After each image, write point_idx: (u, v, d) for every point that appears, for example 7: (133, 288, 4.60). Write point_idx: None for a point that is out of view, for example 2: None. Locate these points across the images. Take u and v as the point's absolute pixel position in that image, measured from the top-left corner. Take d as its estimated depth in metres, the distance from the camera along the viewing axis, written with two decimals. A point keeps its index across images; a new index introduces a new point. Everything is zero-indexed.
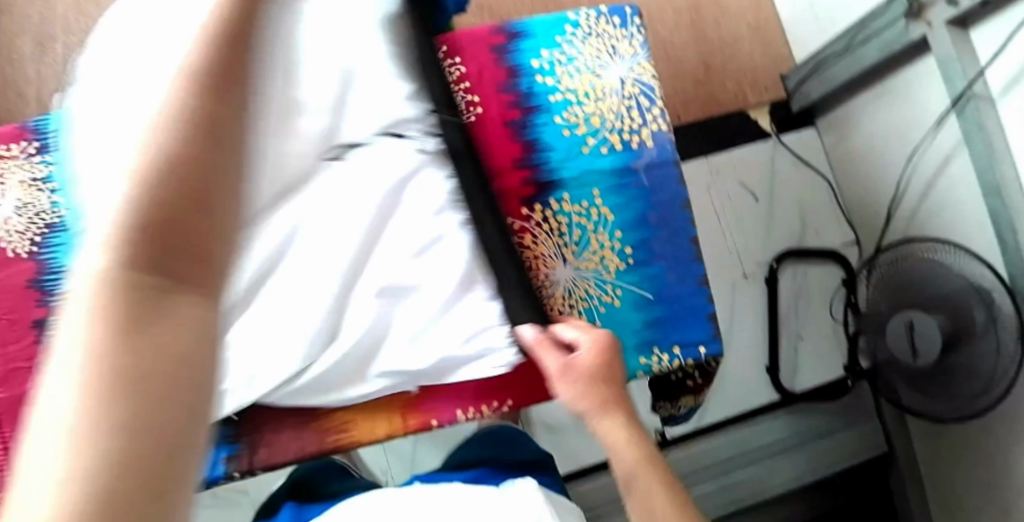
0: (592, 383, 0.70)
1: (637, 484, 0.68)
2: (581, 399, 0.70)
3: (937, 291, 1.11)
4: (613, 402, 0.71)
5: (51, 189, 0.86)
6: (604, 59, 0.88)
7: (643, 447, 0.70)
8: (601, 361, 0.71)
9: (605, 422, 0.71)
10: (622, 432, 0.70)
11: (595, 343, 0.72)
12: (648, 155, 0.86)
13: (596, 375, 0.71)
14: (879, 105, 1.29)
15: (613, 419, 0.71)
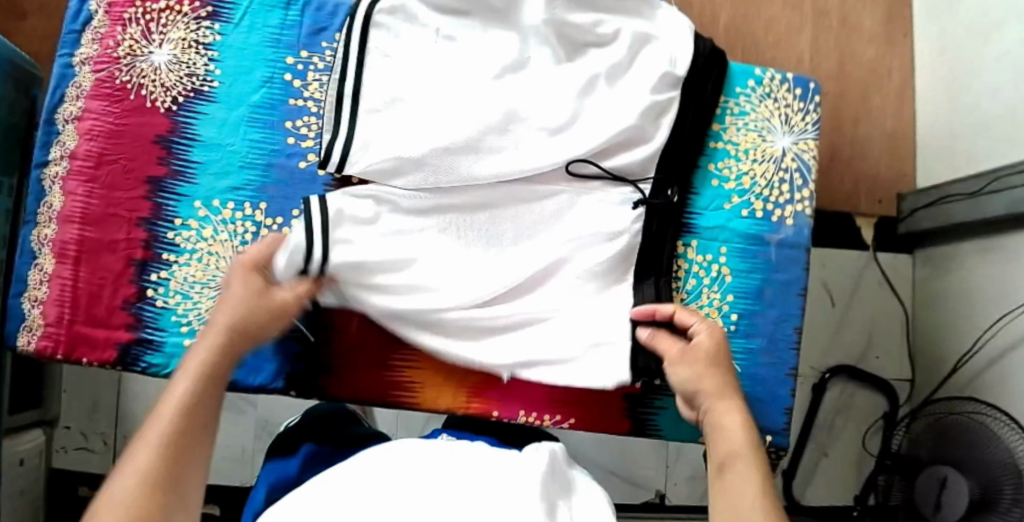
0: (711, 367, 0.72)
1: (730, 468, 0.62)
2: (699, 377, 0.72)
3: (978, 456, 1.08)
4: (731, 388, 0.70)
5: (211, 56, 0.86)
6: (774, 124, 0.88)
7: (754, 441, 0.65)
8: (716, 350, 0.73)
9: (719, 406, 0.69)
10: (736, 418, 0.67)
11: (712, 331, 0.75)
12: (783, 233, 0.85)
13: (714, 362, 0.72)
14: (981, 258, 1.27)
15: (728, 401, 0.69)
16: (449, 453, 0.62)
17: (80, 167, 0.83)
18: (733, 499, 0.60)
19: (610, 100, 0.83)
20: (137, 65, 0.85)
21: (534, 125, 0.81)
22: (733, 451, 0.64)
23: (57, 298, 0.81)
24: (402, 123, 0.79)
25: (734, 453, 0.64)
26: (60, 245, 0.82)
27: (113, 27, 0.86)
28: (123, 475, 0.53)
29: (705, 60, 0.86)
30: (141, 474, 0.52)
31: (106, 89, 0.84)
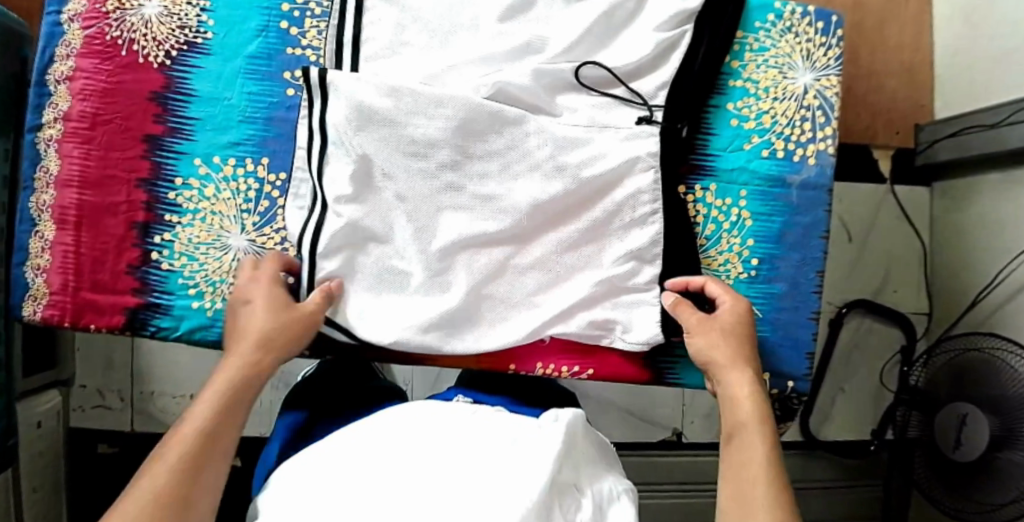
0: (727, 337, 0.71)
1: (740, 441, 0.62)
2: (713, 347, 0.71)
3: (995, 392, 1.09)
4: (742, 360, 0.69)
5: (202, 6, 0.82)
6: (795, 60, 0.84)
7: (764, 410, 0.64)
8: (741, 325, 0.72)
9: (729, 377, 0.68)
10: (747, 387, 0.66)
11: (735, 310, 0.73)
12: (805, 173, 0.82)
13: (731, 333, 0.71)
14: (1003, 190, 1.24)
15: (740, 372, 0.68)
16: (469, 416, 0.60)
17: (74, 129, 0.81)
18: (745, 460, 0.60)
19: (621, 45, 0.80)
20: (128, 18, 0.82)
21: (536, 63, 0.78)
22: (735, 425, 0.64)
23: (60, 266, 0.80)
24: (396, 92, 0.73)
25: (737, 428, 0.63)
26: (59, 212, 0.80)
27: None
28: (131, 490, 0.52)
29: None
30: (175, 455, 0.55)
31: (98, 46, 0.81)
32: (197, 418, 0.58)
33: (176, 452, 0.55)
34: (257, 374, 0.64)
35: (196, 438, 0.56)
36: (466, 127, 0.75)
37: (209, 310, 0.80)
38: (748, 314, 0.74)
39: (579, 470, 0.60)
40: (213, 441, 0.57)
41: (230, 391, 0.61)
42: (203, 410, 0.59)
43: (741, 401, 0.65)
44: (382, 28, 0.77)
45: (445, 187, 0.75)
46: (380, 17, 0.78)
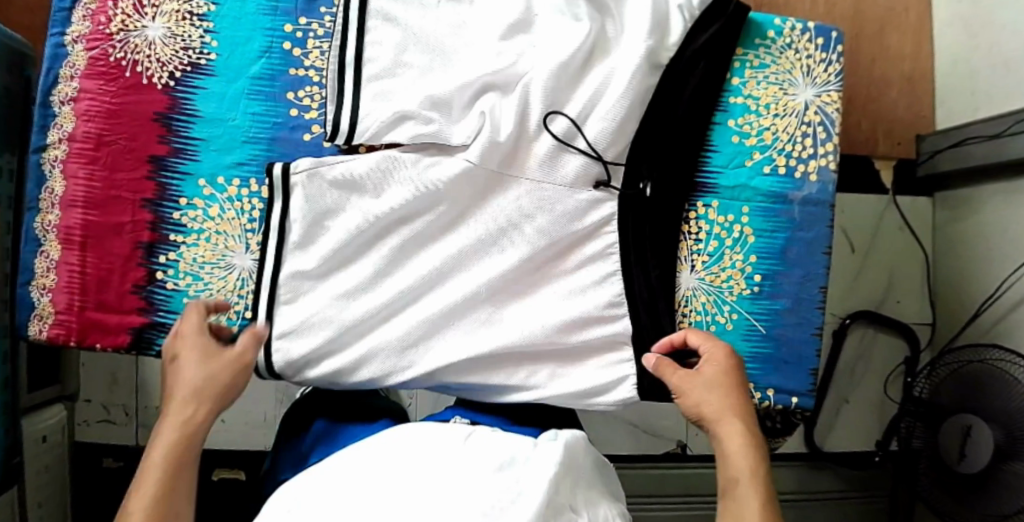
0: (716, 388, 0.68)
1: (737, 510, 0.59)
2: (701, 401, 0.68)
3: (998, 404, 1.09)
4: (733, 409, 0.66)
5: (205, 27, 0.82)
6: (795, 76, 0.84)
7: (756, 461, 0.62)
8: (726, 373, 0.69)
9: (721, 430, 0.66)
10: (737, 428, 0.65)
11: (716, 358, 0.70)
12: (807, 189, 0.82)
13: (718, 384, 0.69)
14: (1004, 200, 1.24)
15: (732, 423, 0.65)
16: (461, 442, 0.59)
17: (79, 149, 0.82)
18: (739, 521, 0.59)
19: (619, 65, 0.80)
20: (131, 40, 0.82)
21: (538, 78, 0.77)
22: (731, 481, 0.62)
23: (66, 286, 0.80)
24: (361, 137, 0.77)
25: (734, 484, 0.61)
26: (65, 232, 0.81)
27: (104, 2, 0.83)
28: None
29: (723, 16, 0.82)
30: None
31: (102, 67, 0.82)
32: (150, 483, 0.59)
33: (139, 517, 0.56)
34: (196, 423, 0.65)
35: (156, 502, 0.58)
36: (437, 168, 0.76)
37: None
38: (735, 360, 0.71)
39: (577, 490, 0.61)
40: (166, 509, 0.58)
41: (176, 448, 0.62)
42: (153, 472, 0.60)
43: (734, 455, 0.63)
44: (384, 47, 0.78)
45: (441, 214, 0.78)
46: (382, 35, 0.78)
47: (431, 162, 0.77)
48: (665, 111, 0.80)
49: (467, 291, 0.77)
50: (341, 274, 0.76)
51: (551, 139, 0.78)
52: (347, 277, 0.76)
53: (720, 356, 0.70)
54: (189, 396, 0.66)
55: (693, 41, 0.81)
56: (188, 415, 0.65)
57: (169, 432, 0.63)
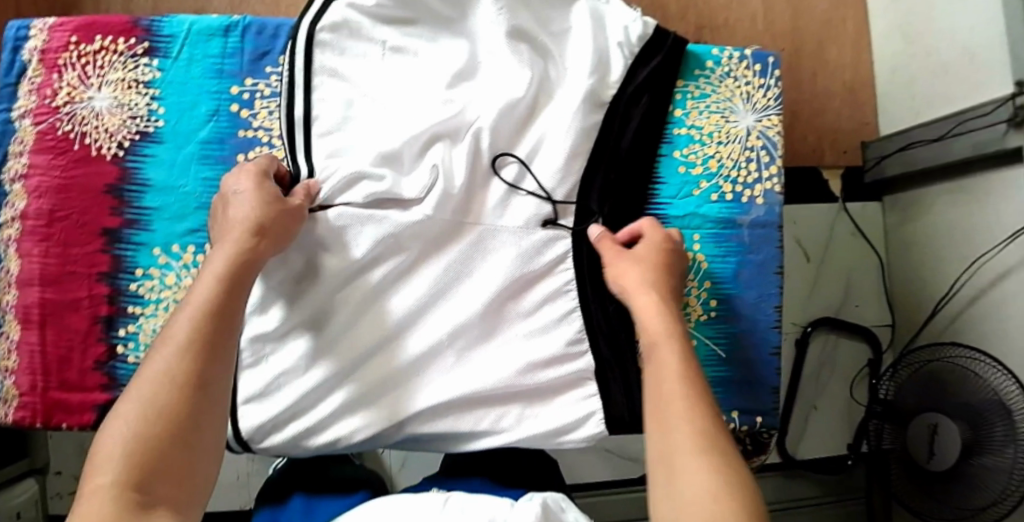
0: (642, 264, 0.73)
1: (661, 378, 0.62)
2: (623, 273, 0.73)
3: (962, 400, 1.13)
4: (652, 282, 0.71)
5: (151, 96, 0.82)
6: (735, 104, 0.86)
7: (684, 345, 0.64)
8: (656, 250, 0.75)
9: (636, 298, 0.71)
10: (647, 294, 0.70)
11: (653, 242, 0.76)
12: (754, 212, 0.85)
13: (646, 261, 0.74)
14: (951, 199, 1.29)
15: (646, 295, 0.70)
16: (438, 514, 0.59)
17: (32, 227, 0.81)
18: (658, 378, 0.62)
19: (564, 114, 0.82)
20: (78, 111, 0.82)
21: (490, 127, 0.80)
22: (649, 342, 0.66)
23: (26, 367, 0.79)
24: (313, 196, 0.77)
25: (653, 345, 0.65)
26: (22, 312, 0.80)
27: (49, 75, 0.82)
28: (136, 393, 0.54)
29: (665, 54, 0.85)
30: (175, 357, 0.56)
31: (50, 141, 0.82)
32: (199, 304, 0.60)
33: (184, 331, 0.58)
34: (250, 255, 0.65)
35: (195, 332, 0.58)
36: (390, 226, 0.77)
37: None
38: (670, 246, 0.76)
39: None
40: (212, 337, 0.58)
41: (225, 285, 0.62)
42: (203, 294, 0.61)
43: (654, 320, 0.67)
44: (332, 104, 0.79)
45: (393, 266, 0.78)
46: (328, 92, 0.79)
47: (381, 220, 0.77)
48: (609, 149, 0.83)
49: (429, 341, 0.77)
50: (302, 334, 0.76)
51: (502, 184, 0.81)
52: (305, 339, 0.76)
53: (657, 239, 0.76)
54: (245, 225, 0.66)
55: (635, 82, 0.83)
56: (243, 246, 0.65)
57: (223, 260, 0.64)
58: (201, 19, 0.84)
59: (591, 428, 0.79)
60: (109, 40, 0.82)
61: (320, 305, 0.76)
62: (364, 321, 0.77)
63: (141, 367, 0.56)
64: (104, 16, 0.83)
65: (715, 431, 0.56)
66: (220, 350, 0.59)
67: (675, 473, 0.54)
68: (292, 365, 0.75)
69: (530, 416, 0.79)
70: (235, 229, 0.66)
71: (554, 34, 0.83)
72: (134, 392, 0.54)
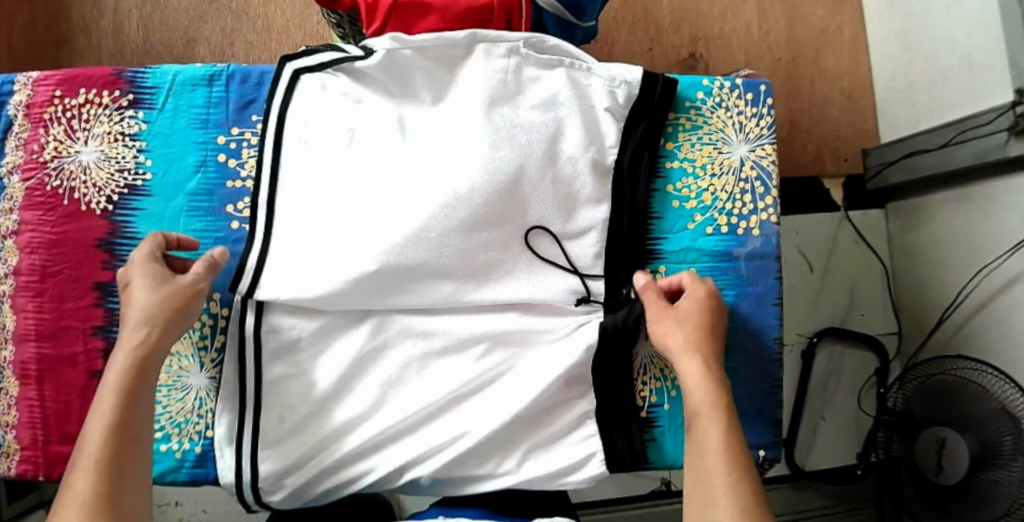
0: (685, 323, 0.72)
1: (697, 425, 0.66)
2: (670, 333, 0.72)
3: (969, 413, 1.11)
4: (693, 344, 0.71)
5: (138, 149, 0.82)
6: (728, 134, 0.85)
7: (716, 394, 0.67)
8: (700, 308, 0.73)
9: (685, 360, 0.70)
10: (684, 332, 0.72)
11: (698, 297, 0.74)
12: (751, 244, 0.84)
13: (687, 318, 0.73)
14: (955, 206, 1.27)
15: (693, 358, 0.70)
16: None
17: (26, 282, 0.81)
18: (699, 448, 0.64)
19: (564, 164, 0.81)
20: (66, 166, 0.82)
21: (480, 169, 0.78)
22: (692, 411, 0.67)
23: (27, 422, 0.80)
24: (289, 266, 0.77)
25: (694, 415, 0.67)
26: (20, 367, 0.80)
27: (35, 130, 0.82)
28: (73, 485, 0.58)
29: (653, 90, 0.84)
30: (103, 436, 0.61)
31: (39, 197, 0.81)
32: (112, 384, 0.64)
33: (108, 418, 0.62)
34: (162, 315, 0.69)
35: (116, 411, 0.63)
36: (377, 286, 0.78)
37: (178, 451, 0.78)
38: (713, 299, 0.75)
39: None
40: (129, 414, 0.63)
41: (136, 360, 0.66)
42: (120, 375, 0.65)
43: (695, 388, 0.68)
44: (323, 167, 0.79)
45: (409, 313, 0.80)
46: (298, 161, 0.80)
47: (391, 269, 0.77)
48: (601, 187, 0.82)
49: (447, 390, 0.78)
50: (318, 381, 0.78)
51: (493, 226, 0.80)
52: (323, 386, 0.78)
53: (698, 292, 0.75)
54: (155, 295, 0.69)
55: (623, 123, 0.83)
56: (151, 307, 0.69)
57: (130, 349, 0.66)
58: (185, 69, 0.84)
59: (593, 468, 0.78)
60: (93, 93, 0.83)
61: (319, 358, 0.79)
62: (377, 365, 0.79)
63: (76, 454, 0.61)
64: (89, 69, 0.84)
65: (742, 473, 0.61)
66: (138, 429, 0.63)
67: (710, 504, 0.60)
68: (295, 419, 0.77)
69: (532, 457, 0.78)
70: (144, 298, 0.69)
71: (540, 76, 0.81)
72: (74, 483, 0.58)
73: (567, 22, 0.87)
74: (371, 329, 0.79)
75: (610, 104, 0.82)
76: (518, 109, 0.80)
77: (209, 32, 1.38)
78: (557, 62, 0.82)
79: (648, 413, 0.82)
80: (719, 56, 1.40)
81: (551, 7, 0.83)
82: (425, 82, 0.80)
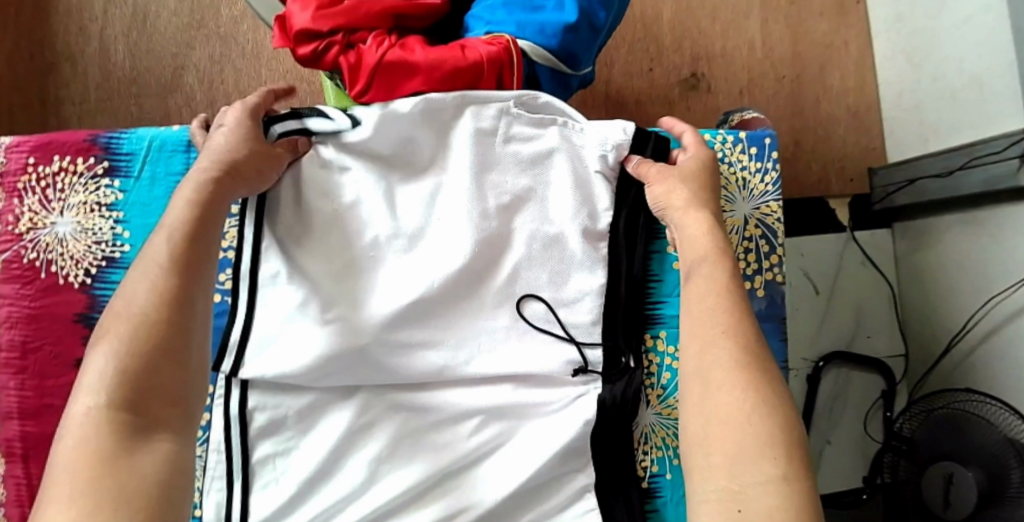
0: (686, 180, 0.74)
1: (707, 333, 0.62)
2: (671, 188, 0.74)
3: (977, 448, 1.09)
4: (696, 202, 0.72)
5: (114, 219, 0.79)
6: (732, 192, 0.81)
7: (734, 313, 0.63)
8: (702, 166, 0.75)
9: (686, 217, 0.71)
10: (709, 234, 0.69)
11: (700, 158, 0.76)
12: (756, 306, 0.80)
13: (692, 177, 0.74)
14: (965, 230, 1.23)
15: (696, 214, 0.71)
16: None
17: (6, 359, 0.78)
18: (715, 354, 0.60)
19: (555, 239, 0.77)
20: (42, 238, 0.78)
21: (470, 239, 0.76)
22: (703, 324, 0.63)
23: (13, 501, 0.77)
24: (267, 345, 0.73)
25: (703, 327, 0.63)
26: (4, 445, 0.78)
27: (10, 200, 0.79)
28: (112, 338, 0.55)
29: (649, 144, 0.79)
30: (154, 290, 0.58)
31: (16, 270, 0.78)
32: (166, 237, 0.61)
33: (161, 260, 0.60)
34: (216, 190, 0.66)
35: (169, 268, 0.59)
36: (365, 362, 0.74)
37: None
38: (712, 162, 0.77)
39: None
40: (187, 278, 0.60)
41: (193, 222, 0.63)
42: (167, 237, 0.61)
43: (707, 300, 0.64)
44: (307, 240, 0.75)
45: (396, 391, 0.77)
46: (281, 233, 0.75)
47: (383, 346, 0.75)
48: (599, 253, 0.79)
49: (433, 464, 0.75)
50: (301, 466, 0.74)
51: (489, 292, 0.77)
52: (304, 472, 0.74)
53: (702, 152, 0.77)
54: (206, 165, 0.67)
55: (617, 184, 0.80)
56: (208, 177, 0.66)
57: (183, 211, 0.63)
58: (162, 132, 0.80)
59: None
60: (67, 160, 0.79)
61: (307, 433, 0.76)
62: (364, 447, 0.75)
63: (123, 301, 0.58)
64: (62, 134, 0.80)
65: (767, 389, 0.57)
66: (189, 293, 0.59)
67: (712, 398, 0.58)
68: (280, 502, 0.73)
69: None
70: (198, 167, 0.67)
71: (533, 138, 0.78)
72: (107, 335, 0.55)
73: (561, 72, 0.82)
74: (358, 407, 0.76)
75: (603, 166, 0.79)
76: (512, 177, 0.78)
77: (198, 59, 1.33)
78: (550, 120, 0.78)
79: (649, 483, 0.79)
80: (722, 73, 1.35)
81: (543, 59, 0.79)
82: (410, 149, 0.77)
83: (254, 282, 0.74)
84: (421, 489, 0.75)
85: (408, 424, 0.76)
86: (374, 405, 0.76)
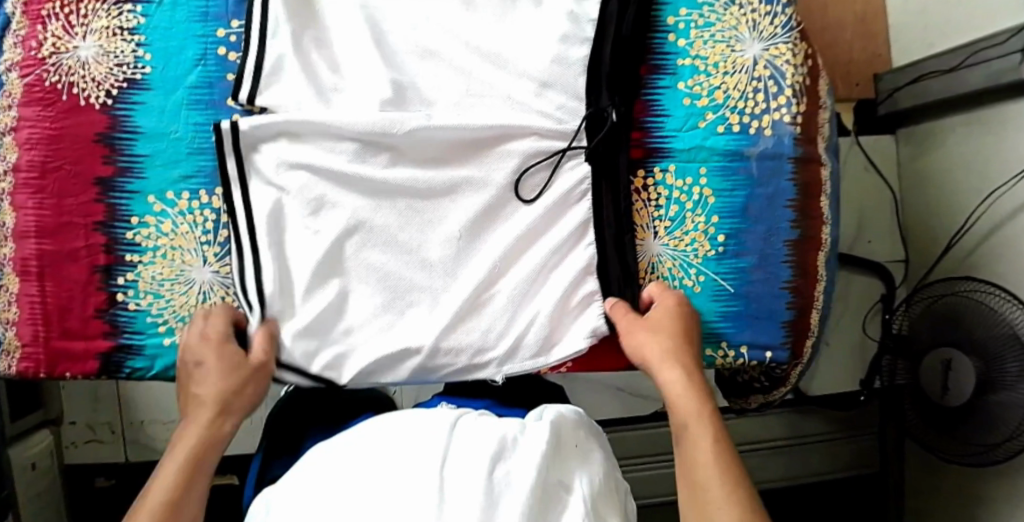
0: (659, 329, 0.72)
1: (692, 483, 0.59)
2: (643, 338, 0.72)
3: (977, 336, 1.08)
4: (673, 352, 0.70)
5: (137, 42, 0.80)
6: (742, 32, 0.83)
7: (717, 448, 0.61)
8: (671, 318, 0.73)
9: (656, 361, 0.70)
10: (680, 385, 0.67)
11: (666, 304, 0.75)
12: (762, 144, 0.82)
13: (662, 327, 0.72)
14: (967, 132, 1.24)
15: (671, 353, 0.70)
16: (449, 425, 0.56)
17: (26, 179, 0.79)
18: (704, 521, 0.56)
19: (542, 22, 0.81)
20: (64, 62, 0.80)
21: (474, 55, 0.79)
22: (693, 476, 0.60)
23: (27, 319, 0.77)
24: (289, 140, 0.76)
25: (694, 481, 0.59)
26: (20, 263, 0.78)
27: (33, 27, 0.80)
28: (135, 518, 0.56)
29: None
30: (168, 488, 0.59)
31: (38, 93, 0.79)
32: (184, 449, 0.63)
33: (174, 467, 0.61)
34: (227, 415, 0.67)
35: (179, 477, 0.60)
36: (359, 154, 0.76)
37: None
38: (683, 308, 0.75)
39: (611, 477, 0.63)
40: (188, 494, 0.60)
41: (195, 452, 0.63)
42: (171, 474, 0.60)
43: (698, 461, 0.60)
44: (316, 40, 0.78)
45: (401, 194, 0.77)
46: (288, 31, 0.76)
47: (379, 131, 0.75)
48: (610, 80, 0.80)
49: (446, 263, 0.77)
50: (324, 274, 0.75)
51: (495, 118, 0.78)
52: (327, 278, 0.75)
53: (670, 303, 0.75)
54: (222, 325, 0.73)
55: (614, 7, 0.81)
56: (224, 404, 0.67)
57: (191, 436, 0.64)
58: None
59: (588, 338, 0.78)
60: None
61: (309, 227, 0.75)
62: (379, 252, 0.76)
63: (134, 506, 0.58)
64: None
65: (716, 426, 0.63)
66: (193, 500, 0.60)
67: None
68: (315, 304, 0.75)
69: (535, 322, 0.77)
70: (209, 383, 0.68)
71: None
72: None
73: None
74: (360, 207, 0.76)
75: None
76: (517, 14, 0.81)
77: None
78: None
79: None
80: None
81: None
82: None
83: (258, 72, 0.76)
84: (438, 284, 0.77)
85: (414, 217, 0.78)
86: (378, 204, 0.77)
